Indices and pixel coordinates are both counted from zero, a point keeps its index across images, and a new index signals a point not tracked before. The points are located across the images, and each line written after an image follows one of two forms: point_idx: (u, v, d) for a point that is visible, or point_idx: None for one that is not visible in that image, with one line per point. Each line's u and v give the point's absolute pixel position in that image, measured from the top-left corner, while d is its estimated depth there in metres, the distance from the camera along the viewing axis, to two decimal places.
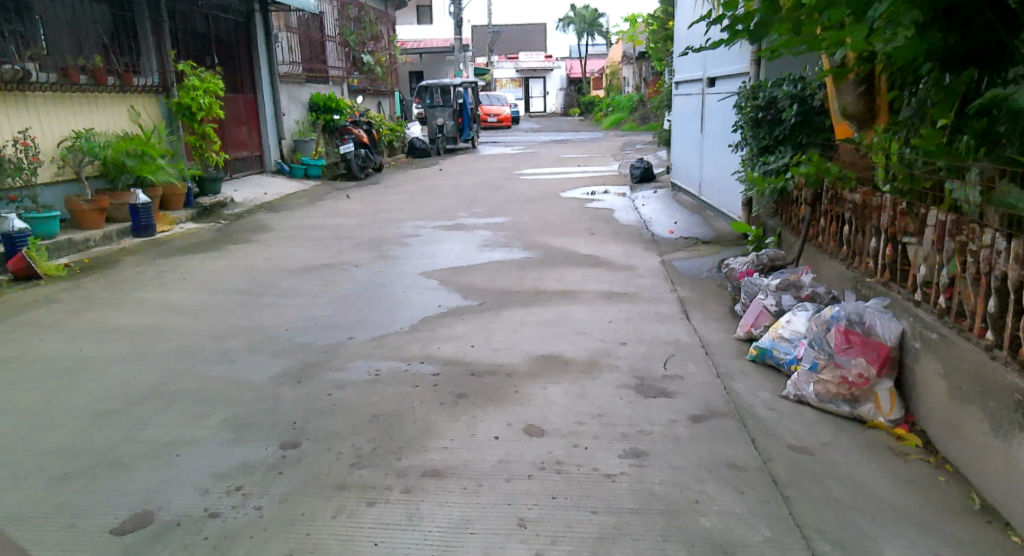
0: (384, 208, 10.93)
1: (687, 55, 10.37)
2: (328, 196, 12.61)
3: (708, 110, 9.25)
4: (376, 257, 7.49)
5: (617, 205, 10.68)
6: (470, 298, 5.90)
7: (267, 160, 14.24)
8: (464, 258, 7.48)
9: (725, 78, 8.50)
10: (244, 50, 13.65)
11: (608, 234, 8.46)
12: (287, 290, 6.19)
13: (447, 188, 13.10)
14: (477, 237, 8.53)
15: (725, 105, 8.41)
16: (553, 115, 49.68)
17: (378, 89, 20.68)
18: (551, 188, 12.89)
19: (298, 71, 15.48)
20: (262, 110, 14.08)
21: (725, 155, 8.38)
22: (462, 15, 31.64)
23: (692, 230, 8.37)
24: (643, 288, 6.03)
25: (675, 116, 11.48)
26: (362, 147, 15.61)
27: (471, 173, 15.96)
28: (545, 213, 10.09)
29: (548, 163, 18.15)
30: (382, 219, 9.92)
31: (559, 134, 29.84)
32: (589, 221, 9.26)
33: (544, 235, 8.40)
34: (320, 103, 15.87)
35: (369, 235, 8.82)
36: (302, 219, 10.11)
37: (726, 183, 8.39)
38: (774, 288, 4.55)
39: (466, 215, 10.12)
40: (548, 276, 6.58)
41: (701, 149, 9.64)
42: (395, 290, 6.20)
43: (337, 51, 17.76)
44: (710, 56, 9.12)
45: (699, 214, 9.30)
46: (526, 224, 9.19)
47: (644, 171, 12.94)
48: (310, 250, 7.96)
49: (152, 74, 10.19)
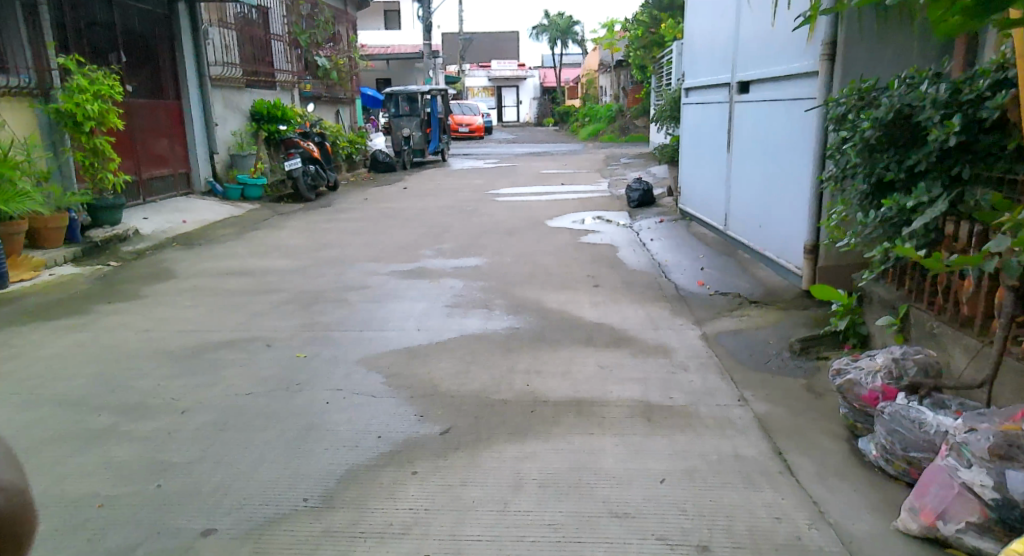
0: (329, 242, 8.79)
1: (705, 54, 8.47)
2: (265, 224, 10.48)
3: (739, 121, 7.32)
4: (302, 326, 5.38)
5: (618, 239, 8.65)
6: (427, 414, 3.82)
7: (196, 179, 12.03)
8: (422, 327, 5.38)
9: (766, 82, 6.57)
10: (166, 49, 11.45)
11: (617, 287, 6.41)
12: (144, 403, 4.07)
13: (410, 214, 11.02)
14: (444, 291, 6.43)
15: (767, 115, 6.47)
16: (527, 126, 47.90)
17: (335, 95, 18.45)
18: (533, 213, 10.85)
19: (238, 74, 13.21)
20: (188, 119, 11.83)
21: (768, 182, 6.43)
22: (431, 20, 29.58)
23: (728, 280, 6.35)
24: (692, 392, 3.97)
25: (685, 128, 9.51)
26: (312, 163, 13.39)
27: (440, 193, 13.86)
28: (530, 251, 8.02)
29: (527, 179, 16.14)
30: (324, 260, 7.79)
31: (535, 146, 27.96)
32: (588, 265, 7.21)
33: (533, 290, 6.34)
34: (264, 112, 13.65)
35: (302, 286, 6.67)
36: (223, 259, 7.96)
37: (768, 217, 6.42)
38: (983, 456, 2.49)
39: (432, 253, 8.02)
40: (546, 366, 4.50)
41: (727, 169, 7.69)
42: (317, 396, 4.09)
43: (286, 52, 15.49)
44: (741, 52, 7.21)
45: (728, 254, 7.31)
46: (508, 270, 7.12)
47: (645, 194, 11.00)
48: (214, 313, 5.81)
49: (22, 72, 8.14)
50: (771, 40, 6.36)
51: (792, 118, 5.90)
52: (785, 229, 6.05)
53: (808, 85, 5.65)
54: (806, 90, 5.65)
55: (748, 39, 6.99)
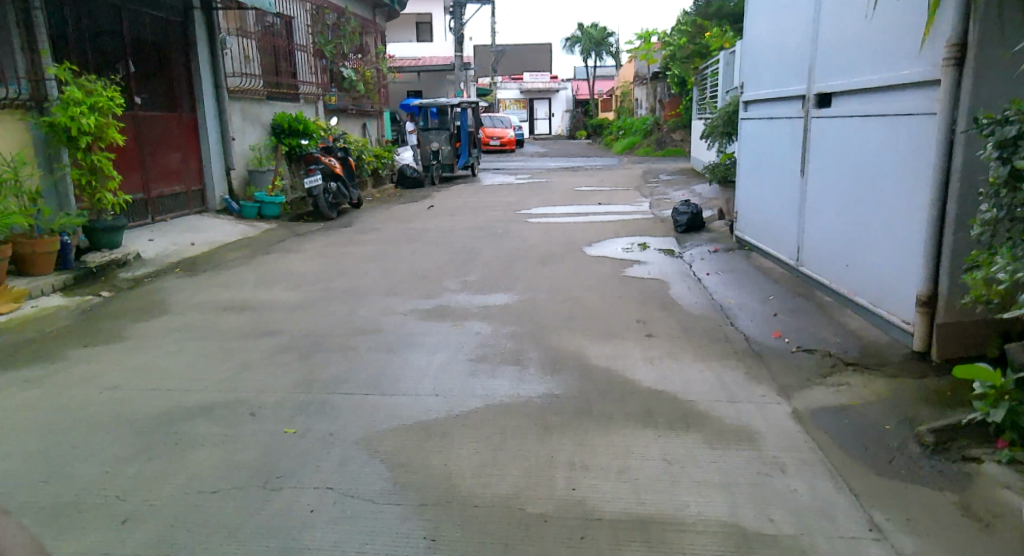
0: (344, 270, 7.87)
1: (770, 64, 7.48)
2: (278, 246, 9.60)
3: (815, 139, 6.32)
4: (295, 385, 4.43)
5: (669, 270, 7.62)
6: (442, 539, 2.85)
7: (210, 196, 11.21)
8: (440, 389, 4.40)
9: (854, 93, 5.57)
10: (182, 60, 10.67)
11: (675, 335, 5.37)
12: (73, 506, 3.12)
13: (435, 236, 10.09)
14: (470, 337, 5.45)
15: (856, 132, 5.48)
16: (559, 138, 47.04)
17: (361, 107, 17.59)
18: (570, 236, 9.87)
19: (258, 86, 12.38)
20: (203, 133, 11.03)
21: (857, 213, 5.43)
22: (463, 31, 28.81)
23: (810, 332, 5.28)
24: (800, 511, 2.95)
25: (742, 146, 8.49)
26: (334, 180, 12.55)
27: (468, 211, 12.96)
28: (568, 285, 7.01)
29: (561, 196, 15.16)
30: (335, 292, 6.87)
31: (567, 159, 26.99)
32: (638, 306, 6.18)
33: (575, 339, 5.33)
34: (284, 125, 12.84)
35: (304, 327, 5.72)
36: (223, 289, 7.06)
37: (858, 255, 5.41)
38: None
39: (457, 285, 7.07)
40: (597, 454, 3.48)
41: (799, 194, 6.68)
42: (298, 500, 3.11)
43: (311, 62, 14.64)
44: (821, 58, 6.20)
45: (802, 294, 6.26)
46: (544, 311, 6.11)
47: (693, 217, 9.98)
48: (196, 361, 4.88)
49: (13, 82, 7.37)
50: (865, 43, 5.35)
51: (895, 137, 4.90)
52: (883, 270, 5.04)
53: (919, 97, 4.65)
54: (916, 104, 4.64)
55: (831, 43, 5.98)
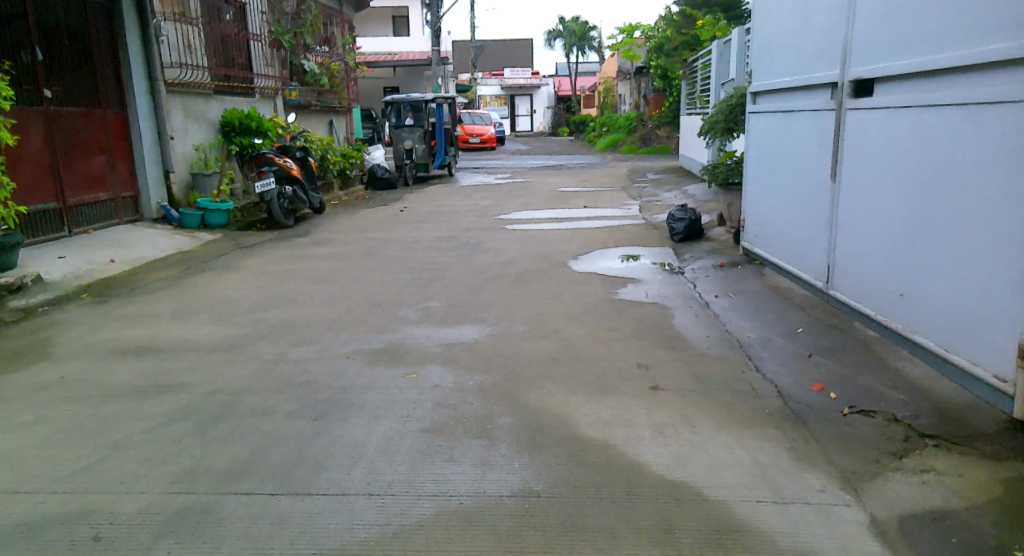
0: (286, 294, 6.65)
1: (789, 46, 6.32)
2: (219, 260, 8.36)
3: (851, 136, 5.18)
4: (177, 483, 3.25)
5: (669, 292, 6.46)
6: None
7: (146, 203, 9.91)
8: (376, 482, 3.23)
9: (917, 77, 4.42)
10: (108, 48, 9.39)
11: (687, 390, 4.22)
12: None
13: (400, 248, 8.89)
14: (426, 392, 4.27)
15: (919, 127, 4.35)
16: (541, 135, 45.91)
17: (327, 103, 16.31)
18: (553, 247, 8.72)
19: (205, 79, 11.08)
20: (135, 130, 9.74)
21: (919, 229, 4.31)
22: (439, 25, 27.56)
23: (861, 383, 4.15)
24: None
25: (750, 144, 7.36)
26: (290, 184, 11.29)
27: (441, 217, 11.76)
28: (551, 313, 5.83)
29: (543, 198, 14.00)
30: (269, 324, 5.67)
31: (549, 157, 25.81)
32: (637, 343, 5.03)
33: (561, 395, 4.16)
34: (235, 123, 11.52)
35: (217, 377, 4.52)
36: (135, 320, 5.83)
37: (920, 282, 4.30)
38: None
39: (417, 314, 5.90)
40: None
41: (828, 203, 5.55)
42: None
43: (266, 53, 13.32)
44: (863, 36, 5.05)
45: (838, 326, 5.12)
46: (522, 352, 4.93)
47: (690, 225, 8.83)
48: (59, 440, 3.68)
49: None
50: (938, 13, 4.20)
51: (988, 132, 3.75)
52: (962, 305, 3.91)
53: None
54: None
55: (879, 16, 4.84)
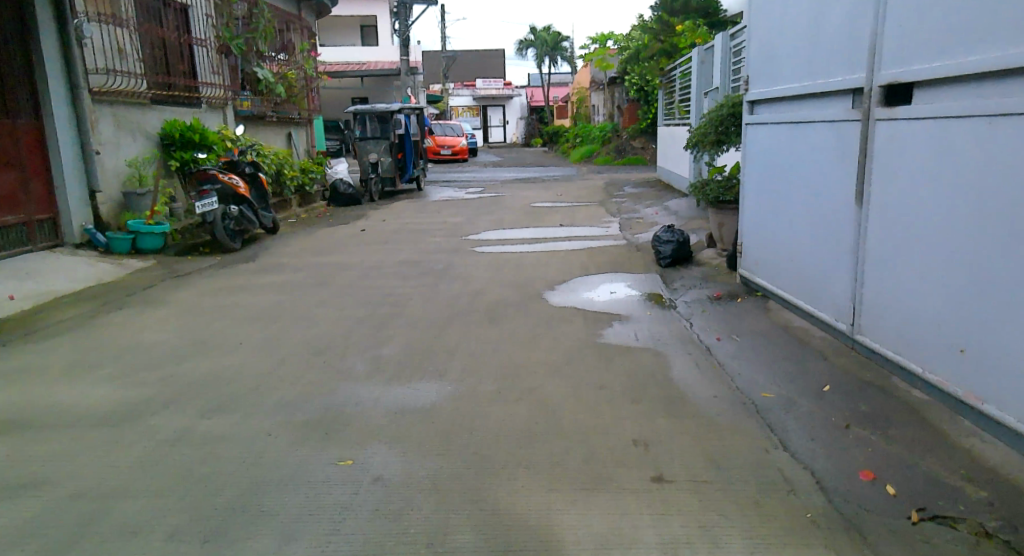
0: (212, 338, 5.59)
1: (798, 44, 5.40)
2: (145, 292, 7.27)
3: (882, 152, 4.29)
4: None
5: (662, 333, 5.52)
6: None
7: (67, 227, 8.78)
8: None
9: (985, 79, 3.53)
10: (17, 52, 8.30)
11: (702, 482, 3.25)
12: None
13: (355, 276, 7.86)
14: (360, 491, 3.25)
15: (989, 141, 3.48)
16: (515, 146, 45.07)
17: (284, 114, 15.23)
18: (528, 274, 7.75)
19: (138, 87, 9.99)
20: (53, 145, 8.64)
21: (997, 269, 3.42)
22: (408, 34, 26.59)
23: (925, 473, 3.23)
24: None
25: (748, 158, 6.46)
26: (237, 203, 10.23)
27: (405, 237, 10.75)
28: (526, 364, 4.84)
29: (516, 215, 13.02)
30: (180, 382, 4.63)
31: (523, 170, 24.90)
32: (631, 409, 4.06)
33: (537, 496, 3.18)
34: (175, 135, 10.45)
35: (90, 471, 3.46)
36: (15, 376, 4.74)
37: (998, 338, 3.40)
38: None
39: (365, 366, 4.90)
40: None
41: (852, 231, 4.64)
42: None
43: (213, 60, 12.24)
44: (898, 30, 4.15)
45: (874, 384, 4.20)
46: (490, 422, 3.94)
47: (679, 248, 7.91)
48: None
49: None
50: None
51: None
52: None
53: None
54: None
55: (915, 5, 3.98)
